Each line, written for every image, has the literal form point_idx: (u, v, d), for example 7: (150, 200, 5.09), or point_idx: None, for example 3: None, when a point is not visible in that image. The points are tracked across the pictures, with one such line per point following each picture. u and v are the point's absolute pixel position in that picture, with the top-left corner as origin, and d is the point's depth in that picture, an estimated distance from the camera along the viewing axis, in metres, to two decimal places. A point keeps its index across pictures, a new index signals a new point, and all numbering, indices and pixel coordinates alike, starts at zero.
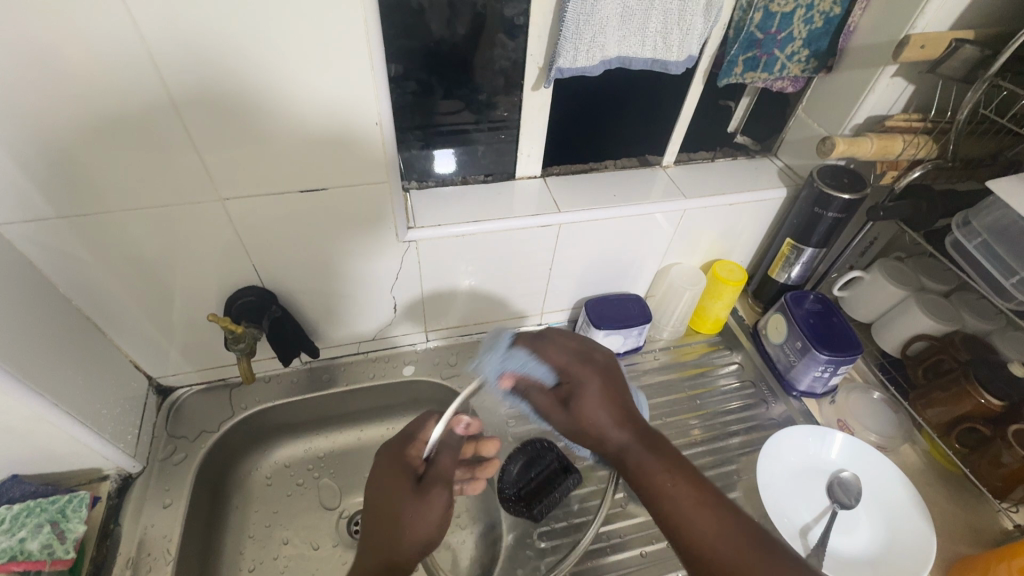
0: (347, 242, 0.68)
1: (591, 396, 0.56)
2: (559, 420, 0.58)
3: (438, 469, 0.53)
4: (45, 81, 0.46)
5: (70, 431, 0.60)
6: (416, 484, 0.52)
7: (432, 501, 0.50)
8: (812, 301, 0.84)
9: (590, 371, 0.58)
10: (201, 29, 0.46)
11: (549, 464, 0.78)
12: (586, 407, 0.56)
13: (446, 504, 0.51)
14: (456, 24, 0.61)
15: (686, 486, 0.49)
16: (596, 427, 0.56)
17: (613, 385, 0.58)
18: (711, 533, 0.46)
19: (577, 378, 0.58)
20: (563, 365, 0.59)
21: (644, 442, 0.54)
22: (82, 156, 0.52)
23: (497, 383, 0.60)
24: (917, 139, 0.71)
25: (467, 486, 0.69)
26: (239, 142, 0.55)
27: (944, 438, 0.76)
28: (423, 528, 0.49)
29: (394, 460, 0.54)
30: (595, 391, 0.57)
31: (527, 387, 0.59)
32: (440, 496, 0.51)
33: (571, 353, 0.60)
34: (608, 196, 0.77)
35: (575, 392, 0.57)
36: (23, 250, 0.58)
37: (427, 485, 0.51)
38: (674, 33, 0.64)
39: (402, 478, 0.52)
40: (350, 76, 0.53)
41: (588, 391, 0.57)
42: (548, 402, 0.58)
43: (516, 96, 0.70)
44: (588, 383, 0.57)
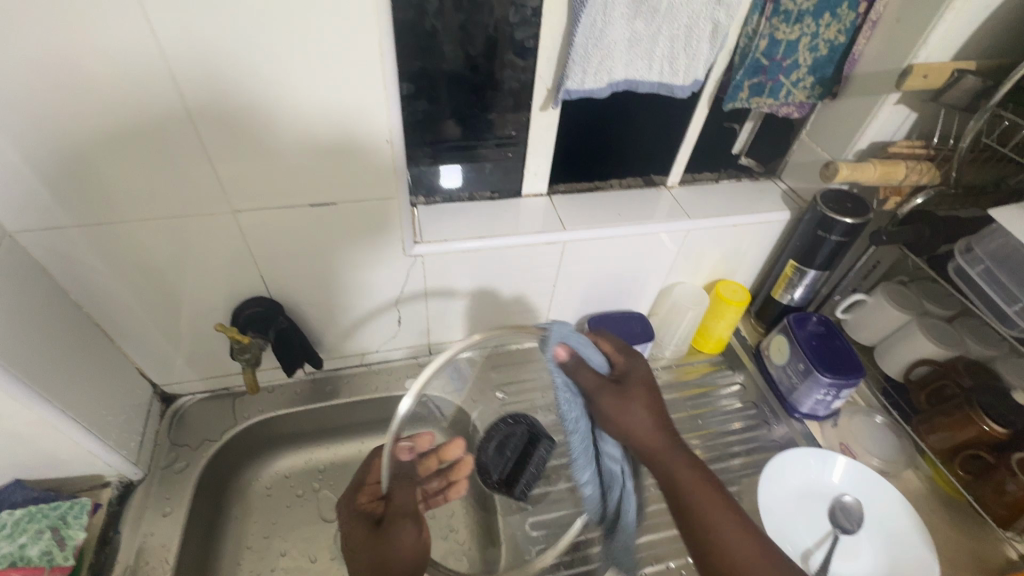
0: (355, 254, 0.69)
1: (643, 384, 0.57)
2: (610, 404, 0.55)
3: (394, 506, 0.51)
4: (68, 95, 0.48)
5: (75, 437, 0.61)
6: (377, 528, 0.51)
7: (399, 537, 0.50)
8: (814, 323, 0.85)
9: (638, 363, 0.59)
10: (221, 46, 0.48)
11: (517, 440, 0.75)
12: (638, 395, 0.55)
13: (416, 533, 0.51)
14: (468, 46, 0.63)
15: (708, 483, 0.54)
16: (643, 421, 0.55)
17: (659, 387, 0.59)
18: (737, 543, 0.51)
19: (628, 368, 0.58)
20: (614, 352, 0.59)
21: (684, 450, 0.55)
22: (99, 166, 0.53)
23: (552, 351, 0.53)
24: (921, 165, 0.72)
25: (448, 492, 0.68)
26: (254, 155, 0.56)
27: (947, 465, 0.75)
28: (401, 561, 0.49)
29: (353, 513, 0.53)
30: (648, 383, 0.57)
31: (578, 365, 0.54)
32: (407, 532, 0.50)
33: (622, 345, 0.60)
34: (613, 215, 0.78)
35: (631, 382, 0.56)
36: (37, 257, 0.59)
37: (387, 526, 0.50)
38: (681, 58, 0.66)
39: (360, 526, 0.51)
40: (365, 94, 0.54)
41: (638, 378, 0.57)
42: (598, 384, 0.55)
43: (525, 115, 0.71)
44: (639, 373, 0.58)
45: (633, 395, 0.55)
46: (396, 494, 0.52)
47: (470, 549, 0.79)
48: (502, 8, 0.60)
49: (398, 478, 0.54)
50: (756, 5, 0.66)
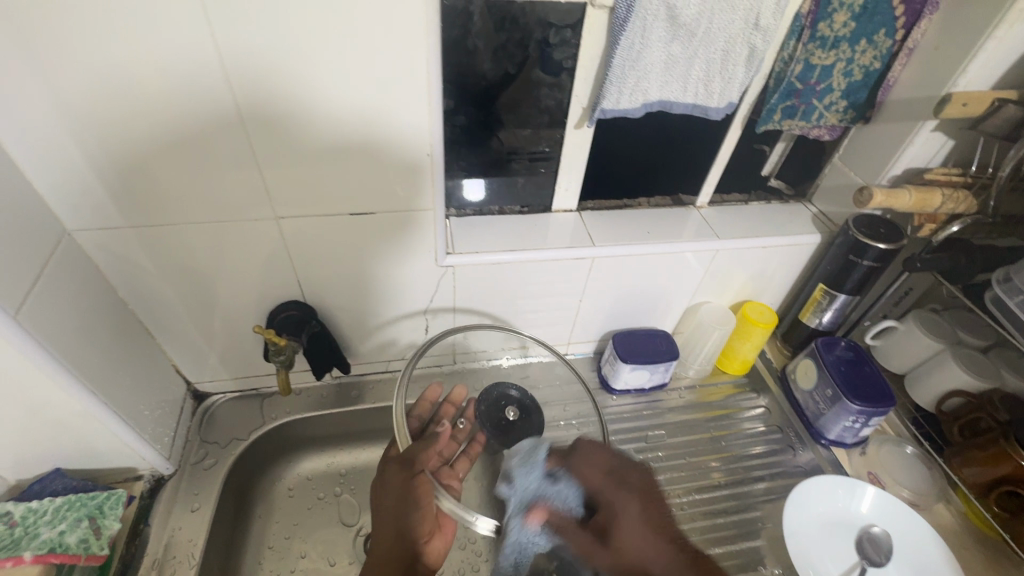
0: (389, 263, 0.71)
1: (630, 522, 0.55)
2: (604, 556, 0.53)
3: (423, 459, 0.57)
4: (133, 102, 0.51)
5: (115, 430, 0.63)
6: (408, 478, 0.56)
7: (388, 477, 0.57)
8: (843, 348, 0.83)
9: (628, 496, 0.57)
10: (277, 60, 0.50)
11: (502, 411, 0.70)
12: (627, 542, 0.54)
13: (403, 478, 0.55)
14: (508, 64, 0.65)
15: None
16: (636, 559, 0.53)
17: (653, 497, 0.59)
18: None
19: (612, 502, 0.56)
20: (595, 490, 0.56)
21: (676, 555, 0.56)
22: (155, 171, 0.56)
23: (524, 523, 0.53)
24: (956, 194, 0.71)
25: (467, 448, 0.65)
26: (300, 164, 0.59)
27: (982, 500, 0.73)
28: (386, 497, 0.56)
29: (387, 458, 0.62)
30: (632, 514, 0.55)
31: (557, 524, 0.53)
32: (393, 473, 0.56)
33: (605, 473, 0.58)
34: (642, 233, 0.79)
35: (611, 521, 0.55)
36: (91, 256, 0.62)
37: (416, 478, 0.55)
38: (716, 81, 0.67)
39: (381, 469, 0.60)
40: (409, 109, 0.56)
41: (623, 515, 0.55)
42: (587, 540, 0.53)
43: (559, 133, 0.72)
44: (625, 509, 0.56)
45: (624, 540, 0.54)
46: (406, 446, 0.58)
47: (486, 561, 0.78)
48: (542, 29, 0.62)
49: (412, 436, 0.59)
50: (792, 31, 0.67)
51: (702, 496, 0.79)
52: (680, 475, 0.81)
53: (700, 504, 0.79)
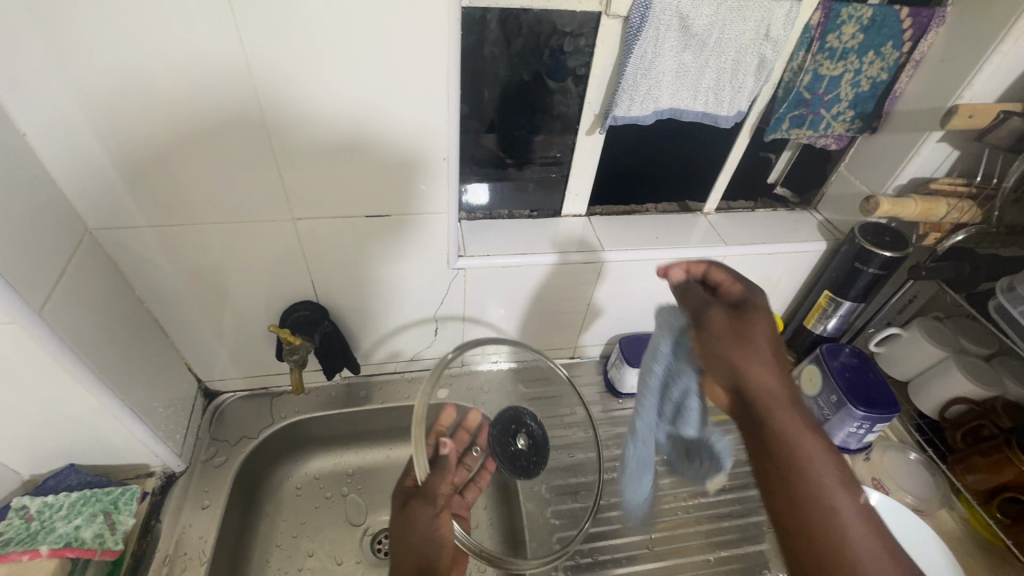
0: (401, 264, 0.72)
1: (763, 337, 0.50)
2: (720, 359, 0.50)
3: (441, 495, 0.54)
4: (159, 103, 0.52)
5: (130, 426, 0.63)
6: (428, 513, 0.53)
7: (415, 516, 0.52)
8: (847, 354, 0.84)
9: (761, 319, 0.52)
10: (301, 64, 0.52)
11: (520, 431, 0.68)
12: (760, 347, 0.50)
13: (433, 516, 0.53)
14: (522, 71, 0.66)
15: (850, 484, 0.44)
16: (767, 375, 0.48)
17: (778, 349, 0.50)
18: (853, 515, 0.42)
19: (753, 316, 0.52)
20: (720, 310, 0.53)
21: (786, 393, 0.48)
22: (177, 171, 0.57)
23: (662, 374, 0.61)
24: (961, 204, 0.73)
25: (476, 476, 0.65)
26: (318, 166, 0.60)
27: (985, 506, 0.74)
28: (416, 537, 0.52)
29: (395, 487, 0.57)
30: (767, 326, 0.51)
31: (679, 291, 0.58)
32: (423, 512, 0.53)
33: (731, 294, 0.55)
34: (650, 238, 0.80)
35: (746, 308, 0.53)
36: (110, 254, 0.62)
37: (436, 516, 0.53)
38: (727, 90, 0.68)
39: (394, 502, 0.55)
40: (427, 114, 0.58)
41: (760, 326, 0.51)
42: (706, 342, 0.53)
43: (571, 138, 0.73)
44: (759, 324, 0.51)
45: (755, 336, 0.50)
46: (430, 480, 0.54)
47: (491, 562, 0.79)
48: (557, 37, 0.64)
49: (434, 467, 0.56)
50: (801, 43, 0.68)
51: (708, 500, 0.80)
52: None
53: (705, 508, 0.79)
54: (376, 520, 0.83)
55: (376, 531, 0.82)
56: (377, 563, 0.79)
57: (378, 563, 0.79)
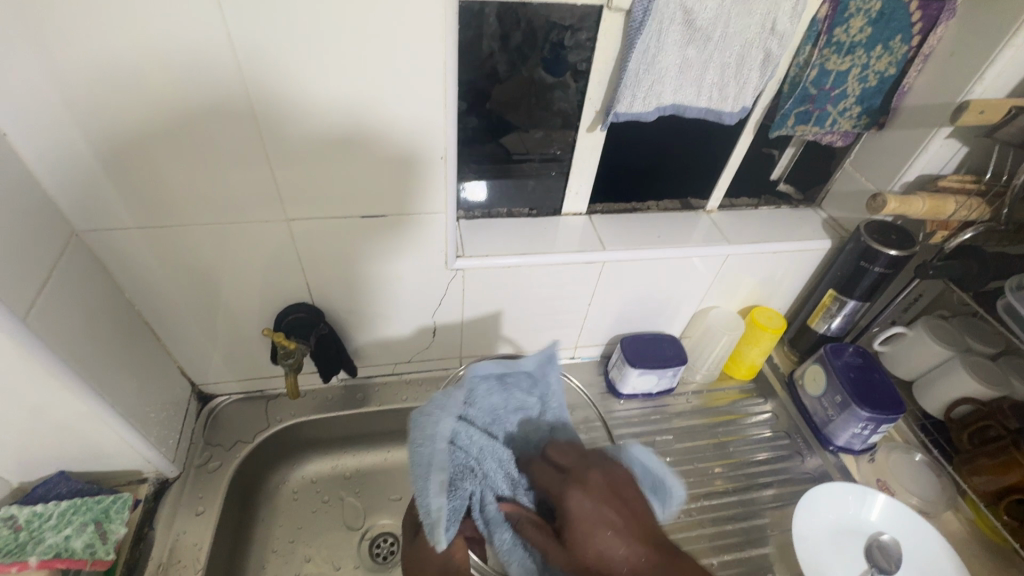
0: (397, 262, 0.70)
1: (585, 517, 0.46)
2: (559, 558, 0.46)
3: None
4: (144, 100, 0.50)
5: (120, 432, 0.62)
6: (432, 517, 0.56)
7: (426, 543, 0.52)
8: (851, 354, 0.83)
9: (579, 487, 0.49)
10: (292, 60, 0.50)
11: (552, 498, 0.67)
12: (581, 532, 0.46)
13: (443, 544, 0.51)
14: (521, 67, 0.64)
15: None
16: (601, 563, 0.45)
17: (609, 505, 0.47)
18: None
19: (563, 499, 0.48)
20: (553, 482, 0.51)
21: (659, 557, 0.45)
22: (166, 171, 0.55)
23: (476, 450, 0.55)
24: (970, 201, 0.71)
25: None
26: (312, 164, 0.58)
27: (991, 508, 0.73)
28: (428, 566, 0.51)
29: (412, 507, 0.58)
30: (581, 507, 0.47)
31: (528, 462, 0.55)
32: (432, 540, 0.52)
33: (573, 456, 0.53)
34: (652, 237, 0.78)
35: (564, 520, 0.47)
36: (98, 256, 0.61)
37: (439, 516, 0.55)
38: (731, 85, 0.66)
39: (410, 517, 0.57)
40: (422, 110, 0.56)
41: (575, 514, 0.47)
42: (544, 538, 0.48)
43: (571, 136, 0.72)
44: (573, 497, 0.48)
45: (575, 525, 0.46)
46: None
47: None
48: (557, 31, 0.62)
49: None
50: (808, 36, 0.66)
51: (710, 502, 0.79)
52: (687, 481, 0.81)
53: (708, 510, 0.78)
54: (374, 524, 0.82)
55: (374, 535, 0.81)
56: (375, 567, 0.78)
57: (377, 569, 0.78)
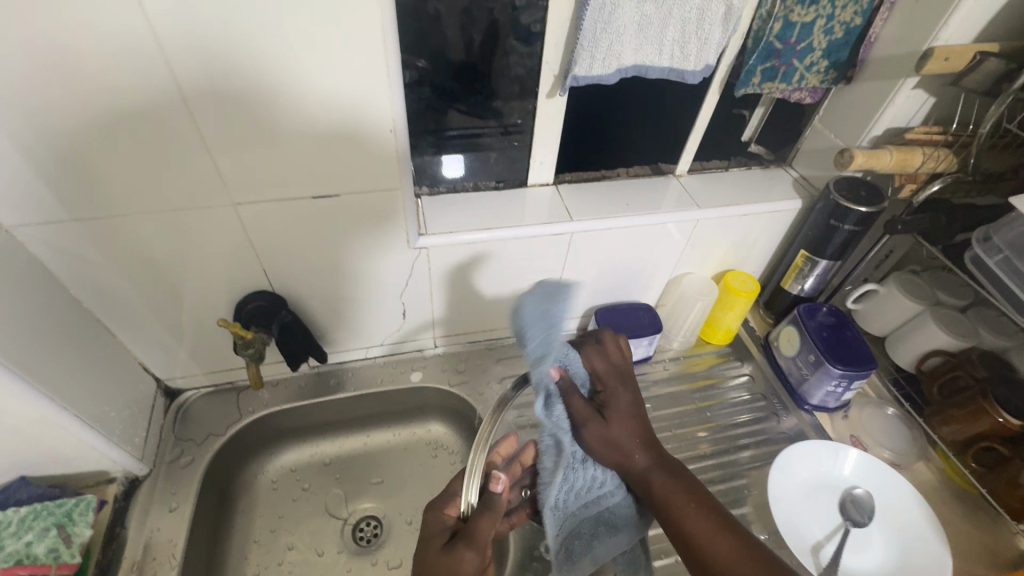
0: (360, 244, 0.68)
1: (620, 411, 0.56)
2: (592, 433, 0.54)
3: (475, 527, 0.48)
4: (59, 82, 0.46)
5: (77, 434, 0.60)
6: (450, 539, 0.49)
7: (460, 562, 0.47)
8: (824, 314, 0.83)
9: (622, 387, 0.57)
10: (220, 30, 0.46)
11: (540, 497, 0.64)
12: (620, 420, 0.55)
13: (476, 568, 0.47)
14: (472, 30, 0.61)
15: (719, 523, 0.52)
16: (624, 445, 0.54)
17: (637, 407, 0.57)
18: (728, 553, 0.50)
19: (614, 391, 0.57)
20: (607, 371, 0.58)
21: (664, 465, 0.55)
22: (96, 160, 0.52)
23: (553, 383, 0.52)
24: (938, 153, 0.70)
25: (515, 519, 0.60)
26: (253, 143, 0.55)
27: (960, 457, 0.74)
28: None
29: (434, 514, 0.52)
30: (624, 403, 0.56)
31: (569, 392, 0.54)
32: (468, 559, 0.47)
33: (614, 369, 0.58)
34: (621, 205, 0.77)
35: (607, 403, 0.56)
36: (36, 253, 0.58)
37: (457, 543, 0.48)
38: (693, 42, 0.64)
39: (434, 538, 0.50)
40: (366, 78, 0.53)
41: (621, 402, 0.56)
42: (584, 412, 0.53)
43: (531, 103, 0.69)
44: (622, 393, 0.57)
45: (616, 413, 0.55)
46: (477, 518, 0.49)
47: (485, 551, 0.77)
48: None
49: (481, 506, 0.50)
50: None
51: (689, 466, 0.79)
52: (666, 447, 0.81)
53: None
54: (356, 509, 0.82)
55: (356, 520, 0.81)
56: (359, 551, 0.77)
57: (361, 552, 0.78)
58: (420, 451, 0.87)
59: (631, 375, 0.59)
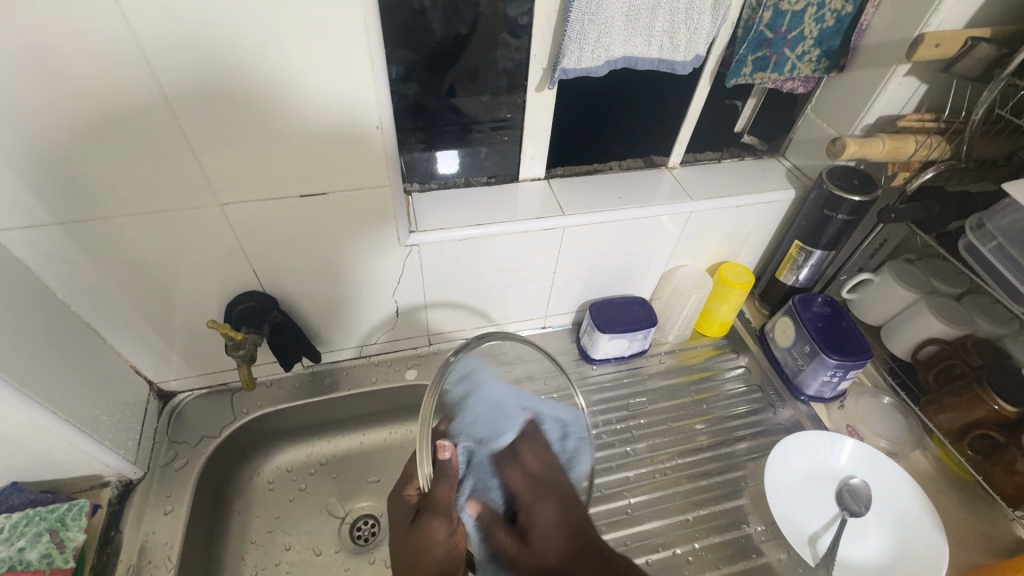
0: (350, 243, 0.67)
1: (551, 505, 0.53)
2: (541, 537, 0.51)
3: (435, 498, 0.47)
4: (36, 83, 0.45)
5: (68, 439, 0.60)
6: (413, 519, 0.47)
7: (429, 534, 0.45)
8: (820, 304, 0.83)
9: (550, 494, 0.54)
10: (200, 28, 0.45)
11: None
12: (548, 545, 0.50)
13: (448, 532, 0.46)
14: (459, 25, 0.60)
15: None
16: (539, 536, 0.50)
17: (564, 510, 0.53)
18: None
19: (534, 505, 0.52)
20: (540, 464, 0.56)
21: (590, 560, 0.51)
22: (78, 162, 0.52)
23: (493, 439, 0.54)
24: (931, 140, 0.69)
25: None
26: (237, 143, 0.54)
27: (956, 444, 0.74)
28: (433, 561, 0.45)
29: (397, 500, 0.50)
30: (549, 520, 0.51)
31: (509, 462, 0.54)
32: (437, 527, 0.45)
33: (545, 465, 0.56)
34: (613, 198, 0.76)
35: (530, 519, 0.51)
36: (21, 258, 0.57)
37: (420, 518, 0.46)
38: (682, 32, 0.63)
39: (401, 522, 0.48)
40: (351, 75, 0.52)
41: (548, 517, 0.52)
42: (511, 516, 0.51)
43: (520, 97, 0.69)
44: (544, 505, 0.52)
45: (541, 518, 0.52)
46: (436, 487, 0.47)
47: None
48: None
49: (438, 474, 0.48)
50: None
51: (685, 460, 0.79)
52: (663, 441, 0.81)
53: (683, 468, 0.78)
54: (354, 508, 0.81)
55: (354, 518, 0.80)
56: (357, 550, 0.77)
57: (359, 551, 0.77)
58: (416, 449, 0.87)
59: (558, 466, 0.57)
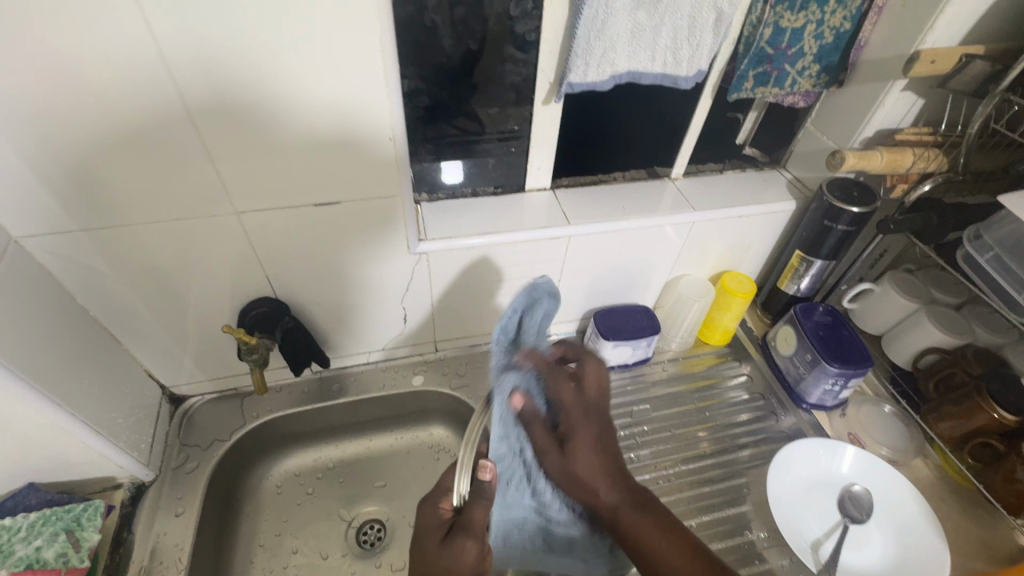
0: (361, 251, 0.69)
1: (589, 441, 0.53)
2: (555, 464, 0.53)
3: (468, 519, 0.49)
4: (67, 97, 0.48)
5: (86, 440, 0.61)
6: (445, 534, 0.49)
7: (459, 553, 0.47)
8: (821, 313, 0.84)
9: (590, 417, 0.54)
10: (225, 45, 0.48)
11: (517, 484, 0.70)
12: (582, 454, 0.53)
13: (478, 555, 0.47)
14: (469, 41, 0.62)
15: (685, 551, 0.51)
16: (589, 481, 0.52)
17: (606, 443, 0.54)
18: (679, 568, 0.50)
19: (577, 427, 0.53)
20: (579, 404, 0.54)
21: (633, 499, 0.53)
22: (103, 171, 0.53)
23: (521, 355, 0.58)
24: (929, 153, 0.71)
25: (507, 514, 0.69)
26: (255, 154, 0.56)
27: (956, 452, 0.75)
28: None
29: (429, 509, 0.52)
30: (590, 440, 0.53)
31: (531, 418, 0.53)
32: (468, 549, 0.47)
33: (583, 399, 0.55)
34: (617, 208, 0.78)
35: (571, 438, 0.53)
36: (43, 263, 0.59)
37: (453, 535, 0.48)
38: (685, 48, 0.65)
39: (429, 534, 0.50)
40: (366, 89, 0.54)
41: (583, 437, 0.53)
42: (547, 442, 0.53)
43: (527, 110, 0.71)
44: (585, 429, 0.53)
45: (581, 452, 0.53)
46: (470, 508, 0.50)
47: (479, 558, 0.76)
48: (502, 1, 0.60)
49: (473, 495, 0.51)
50: None
51: (689, 466, 0.80)
52: (666, 447, 0.82)
53: (687, 474, 0.79)
54: (360, 512, 0.82)
55: (361, 522, 0.81)
56: (363, 554, 0.78)
57: (366, 555, 0.78)
58: (422, 455, 0.88)
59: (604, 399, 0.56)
